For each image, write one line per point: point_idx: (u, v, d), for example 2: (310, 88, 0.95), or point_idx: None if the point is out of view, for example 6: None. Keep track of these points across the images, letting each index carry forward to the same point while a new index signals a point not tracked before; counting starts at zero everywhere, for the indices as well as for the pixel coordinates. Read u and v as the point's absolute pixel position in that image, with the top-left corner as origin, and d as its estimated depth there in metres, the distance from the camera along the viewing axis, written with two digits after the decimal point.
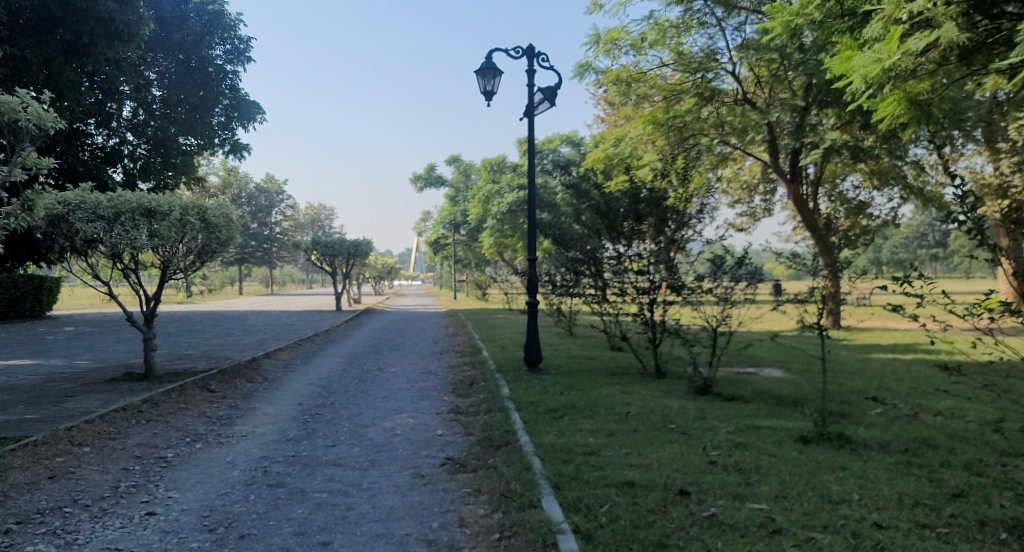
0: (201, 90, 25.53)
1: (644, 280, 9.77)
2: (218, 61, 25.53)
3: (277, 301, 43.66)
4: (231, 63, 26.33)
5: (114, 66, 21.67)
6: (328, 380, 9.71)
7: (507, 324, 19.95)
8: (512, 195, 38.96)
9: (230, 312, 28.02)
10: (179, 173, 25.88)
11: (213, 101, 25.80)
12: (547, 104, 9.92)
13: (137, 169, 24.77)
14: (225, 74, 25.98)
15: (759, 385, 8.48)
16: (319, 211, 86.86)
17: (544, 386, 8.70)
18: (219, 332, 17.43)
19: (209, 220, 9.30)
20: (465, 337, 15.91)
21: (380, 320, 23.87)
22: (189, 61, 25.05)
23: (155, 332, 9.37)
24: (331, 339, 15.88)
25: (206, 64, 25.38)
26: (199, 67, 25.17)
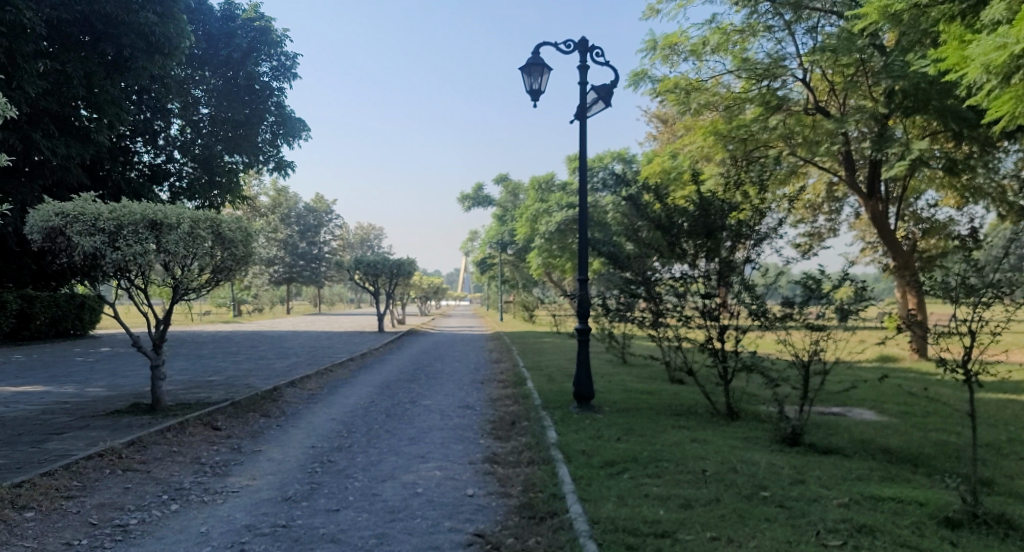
0: (247, 108, 25.02)
1: (711, 306, 8.50)
2: (265, 77, 25.04)
3: (322, 320, 43.22)
4: (277, 80, 25.79)
5: (159, 83, 21.54)
6: (353, 415, 8.65)
7: (555, 350, 18.74)
8: (561, 214, 37.89)
9: (271, 333, 27.47)
10: (223, 192, 25.56)
11: (259, 117, 25.35)
12: (601, 105, 8.77)
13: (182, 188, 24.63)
14: (272, 90, 25.44)
15: (855, 432, 7.08)
16: (367, 230, 87.13)
17: (597, 427, 7.48)
18: (252, 355, 16.65)
19: (223, 234, 8.34)
20: (508, 364, 14.74)
21: (422, 343, 22.96)
22: (236, 78, 24.60)
23: (164, 358, 8.49)
24: (367, 365, 14.90)
25: (252, 81, 24.90)
26: (245, 84, 24.72)
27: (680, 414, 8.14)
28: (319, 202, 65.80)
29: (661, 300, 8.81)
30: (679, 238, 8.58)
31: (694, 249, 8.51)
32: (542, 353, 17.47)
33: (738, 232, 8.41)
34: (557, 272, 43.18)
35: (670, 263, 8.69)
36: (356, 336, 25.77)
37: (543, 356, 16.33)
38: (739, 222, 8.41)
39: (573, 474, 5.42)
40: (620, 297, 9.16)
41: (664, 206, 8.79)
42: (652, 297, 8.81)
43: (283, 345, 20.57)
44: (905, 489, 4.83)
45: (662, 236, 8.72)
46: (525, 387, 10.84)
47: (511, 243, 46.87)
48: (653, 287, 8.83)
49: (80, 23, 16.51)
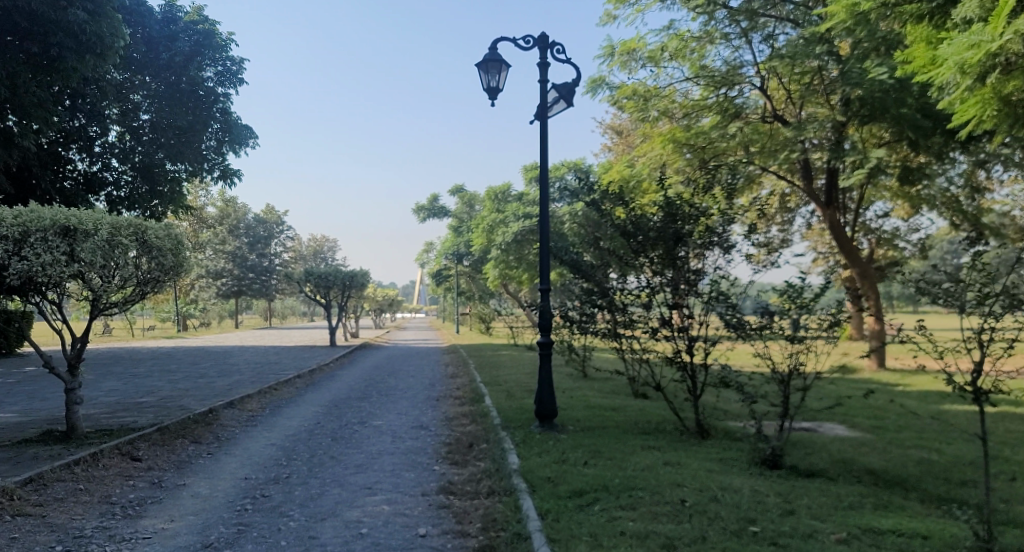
0: (190, 114, 23.84)
1: (678, 317, 8.05)
2: (210, 83, 23.94)
3: (272, 335, 41.83)
4: (222, 85, 24.73)
5: (94, 86, 20.45)
6: (294, 440, 7.92)
7: (512, 363, 18.15)
8: (517, 224, 37.43)
9: (216, 348, 26.29)
10: (165, 202, 24.45)
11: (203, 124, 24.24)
12: (563, 104, 8.27)
13: (121, 197, 23.75)
14: (216, 96, 24.30)
15: (834, 450, 6.66)
16: (319, 242, 85.41)
17: (562, 448, 6.91)
18: (192, 373, 15.66)
19: (147, 241, 7.60)
20: (464, 379, 14.08)
21: (375, 358, 22.14)
22: (179, 83, 23.41)
23: (81, 381, 7.65)
24: (314, 382, 14.10)
25: (196, 86, 23.74)
26: (189, 90, 23.59)
27: (648, 432, 7.65)
28: (269, 213, 64.30)
29: (625, 311, 8.36)
30: (644, 246, 8.09)
31: (660, 256, 8.01)
32: (499, 366, 16.87)
33: (706, 238, 7.95)
34: (514, 283, 42.66)
35: (634, 272, 8.22)
36: (306, 351, 24.78)
37: (501, 370, 15.72)
38: (707, 227, 7.96)
39: (538, 508, 4.83)
40: (581, 308, 8.66)
41: (627, 212, 8.29)
42: (615, 308, 8.41)
43: (228, 361, 19.54)
44: (904, 520, 4.36)
45: (626, 244, 8.24)
46: (483, 404, 10.24)
47: (467, 254, 46.23)
48: (616, 297, 8.40)
49: (2, 19, 14.42)
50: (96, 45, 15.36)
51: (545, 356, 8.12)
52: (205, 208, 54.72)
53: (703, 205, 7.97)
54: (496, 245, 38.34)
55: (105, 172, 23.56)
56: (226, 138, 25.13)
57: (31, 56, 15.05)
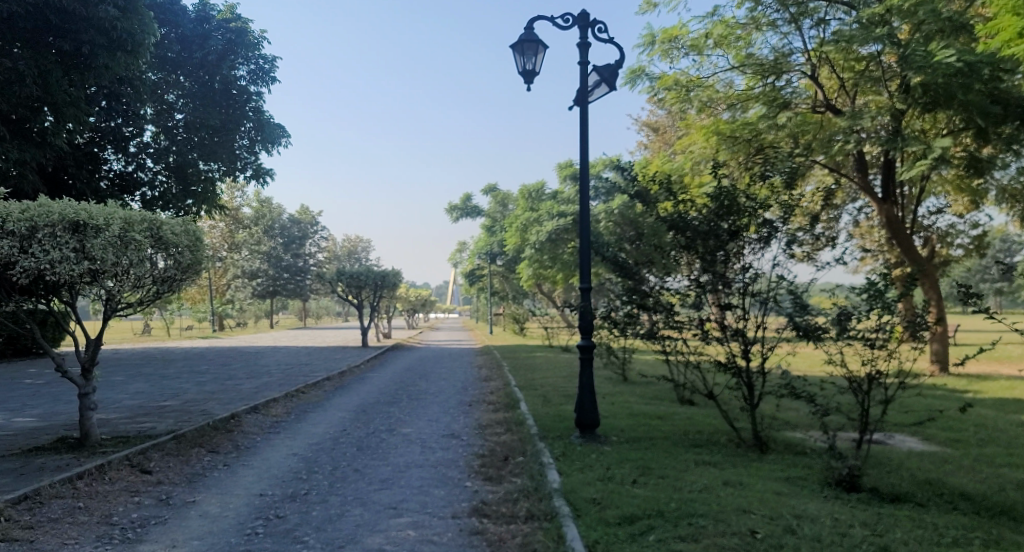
0: (224, 113, 23.79)
1: (730, 318, 7.34)
2: (243, 82, 23.80)
3: (305, 336, 41.81)
4: (255, 83, 24.55)
5: (127, 85, 20.36)
6: (317, 449, 7.41)
7: (548, 366, 17.52)
8: (552, 222, 36.83)
9: (249, 348, 26.13)
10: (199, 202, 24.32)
11: (237, 123, 24.05)
12: (606, 87, 7.62)
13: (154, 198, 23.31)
14: (249, 95, 24.17)
15: (914, 467, 5.93)
16: (354, 242, 85.69)
17: (605, 462, 6.28)
18: (221, 375, 15.34)
19: (163, 238, 7.13)
20: (498, 383, 13.47)
21: (407, 359, 21.69)
22: (212, 82, 23.37)
23: (95, 385, 7.23)
24: (343, 385, 13.65)
25: (229, 85, 23.62)
26: (223, 89, 23.49)
27: (699, 445, 6.98)
28: (303, 214, 64.57)
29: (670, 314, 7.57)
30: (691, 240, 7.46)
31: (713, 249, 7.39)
32: (534, 369, 16.28)
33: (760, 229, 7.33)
34: (549, 283, 42.04)
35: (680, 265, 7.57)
36: (338, 352, 24.47)
37: (538, 373, 15.12)
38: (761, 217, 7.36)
39: (586, 538, 4.22)
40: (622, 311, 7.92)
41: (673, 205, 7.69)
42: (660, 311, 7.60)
43: (259, 362, 19.27)
44: None
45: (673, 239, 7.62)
46: (518, 410, 9.63)
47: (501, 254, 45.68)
48: (657, 300, 7.63)
49: (32, 17, 14.04)
50: (126, 42, 14.84)
51: (585, 361, 7.50)
52: (240, 209, 55.15)
53: (757, 194, 7.31)
54: (531, 244, 37.78)
55: (141, 172, 23.43)
56: (260, 137, 24.90)
57: (63, 54, 14.60)
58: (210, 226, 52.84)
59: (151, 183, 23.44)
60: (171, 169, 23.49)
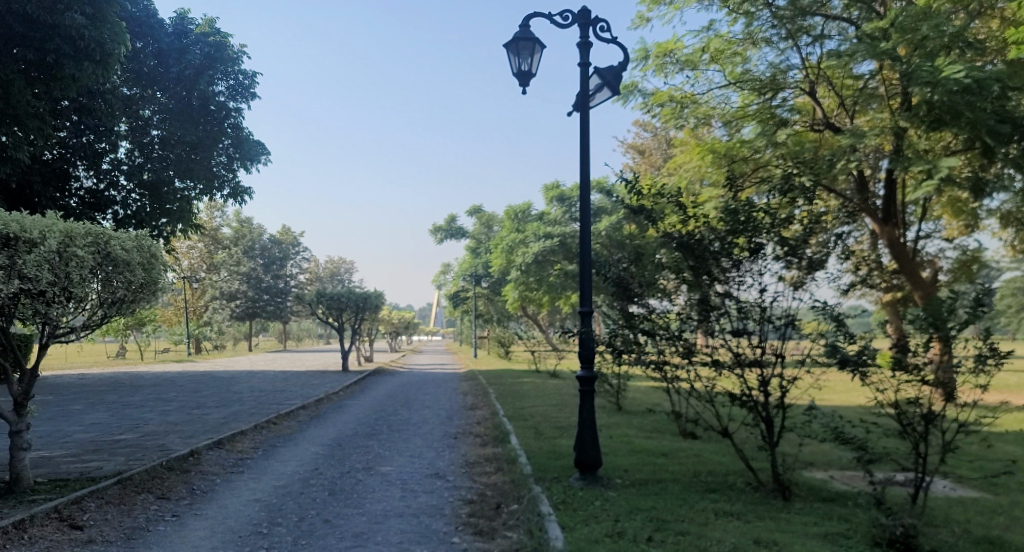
0: (201, 129, 22.93)
1: (742, 346, 6.61)
2: (222, 98, 22.95)
3: (284, 359, 40.72)
4: (235, 99, 23.75)
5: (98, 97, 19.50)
6: (284, 494, 6.56)
7: (536, 393, 16.72)
8: (538, 244, 36.19)
9: (223, 373, 25.12)
10: (174, 220, 23.47)
11: (215, 141, 23.28)
12: (607, 93, 6.97)
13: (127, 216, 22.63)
14: (228, 111, 23.33)
15: (966, 521, 5.18)
16: (336, 264, 84.68)
17: (610, 511, 5.50)
18: (188, 403, 14.40)
19: (109, 254, 6.34)
20: (485, 413, 12.61)
21: (388, 385, 20.80)
22: (190, 98, 22.51)
23: (28, 422, 6.35)
24: (319, 415, 12.78)
25: (208, 101, 22.79)
26: (201, 106, 22.69)
27: (715, 490, 6.21)
28: (285, 234, 63.69)
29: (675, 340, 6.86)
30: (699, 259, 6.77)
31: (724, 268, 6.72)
32: (522, 397, 15.48)
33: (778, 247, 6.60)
34: (534, 306, 41.34)
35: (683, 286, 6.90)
36: (316, 377, 23.53)
37: (527, 402, 14.29)
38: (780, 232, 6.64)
39: None
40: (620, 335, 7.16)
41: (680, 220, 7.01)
42: (664, 336, 6.88)
43: (232, 389, 18.33)
44: None
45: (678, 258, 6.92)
46: (508, 445, 8.81)
47: (486, 276, 44.95)
48: (661, 325, 6.93)
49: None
50: (97, 54, 13.60)
51: (586, 394, 6.74)
52: (220, 229, 54.11)
53: (775, 210, 6.60)
54: (516, 266, 37.13)
55: (113, 190, 22.54)
56: (238, 155, 24.14)
57: (31, 64, 13.56)
58: (188, 247, 51.82)
59: (123, 202, 22.51)
60: (145, 186, 22.59)
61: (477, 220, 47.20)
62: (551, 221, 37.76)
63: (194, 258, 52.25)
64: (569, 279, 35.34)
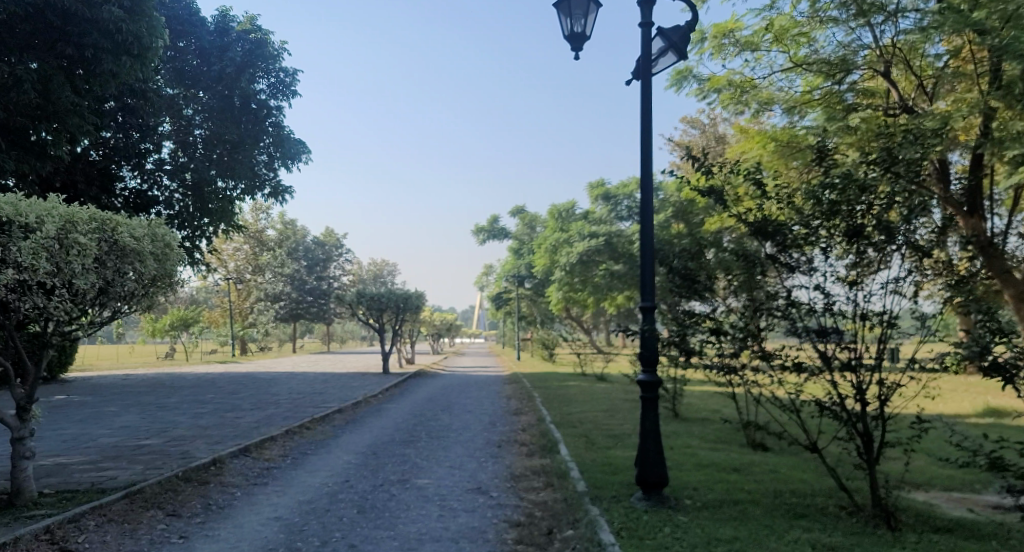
0: (242, 127, 22.59)
1: (834, 348, 5.71)
2: (263, 96, 22.68)
3: (326, 360, 40.59)
4: (276, 98, 23.44)
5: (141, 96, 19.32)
6: (309, 511, 5.86)
7: (585, 398, 15.85)
8: (583, 243, 35.23)
9: (264, 375, 24.80)
10: (216, 220, 23.25)
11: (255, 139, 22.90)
12: (673, 57, 6.09)
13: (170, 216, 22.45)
14: (269, 109, 23.02)
15: None
16: (379, 266, 85.02)
17: (686, 540, 4.66)
18: (223, 405, 13.95)
19: (117, 243, 5.75)
20: (531, 419, 11.80)
21: (429, 387, 20.15)
22: (231, 97, 22.23)
23: (32, 428, 5.77)
24: (356, 419, 12.15)
25: (249, 100, 22.51)
26: (242, 104, 22.41)
27: (805, 515, 5.33)
28: (328, 236, 63.90)
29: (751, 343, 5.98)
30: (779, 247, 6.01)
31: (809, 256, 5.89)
32: (569, 402, 14.64)
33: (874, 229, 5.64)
34: (579, 307, 40.45)
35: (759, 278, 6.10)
36: (357, 378, 23.05)
37: (575, 406, 13.46)
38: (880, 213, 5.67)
39: None
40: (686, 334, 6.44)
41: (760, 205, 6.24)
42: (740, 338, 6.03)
43: (271, 390, 17.94)
44: None
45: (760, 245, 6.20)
46: (558, 456, 7.99)
47: (529, 276, 44.19)
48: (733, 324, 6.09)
49: (30, 17, 12.57)
50: (134, 48, 13.19)
51: (648, 403, 5.89)
52: (265, 231, 54.58)
53: (872, 185, 5.62)
54: (561, 266, 36.34)
55: (156, 191, 22.38)
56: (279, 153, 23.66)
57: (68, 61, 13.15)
58: (234, 249, 52.50)
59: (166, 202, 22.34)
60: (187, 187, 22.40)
61: (520, 220, 46.50)
62: (596, 220, 36.79)
63: (240, 259, 52.94)
64: (615, 279, 34.38)
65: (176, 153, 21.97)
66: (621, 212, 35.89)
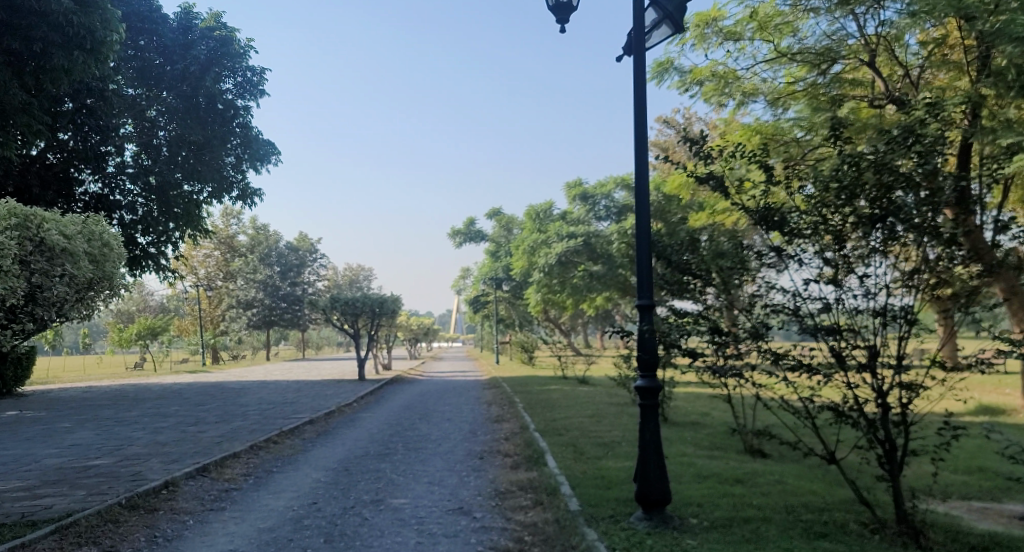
0: (207, 128, 21.73)
1: (851, 349, 5.16)
2: (230, 95, 21.75)
3: (300, 368, 39.62)
4: (243, 97, 22.56)
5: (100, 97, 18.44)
6: (269, 541, 5.21)
7: (569, 401, 15.32)
8: (561, 244, 34.96)
9: (235, 384, 23.94)
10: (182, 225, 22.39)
11: (223, 141, 22.01)
12: (667, 31, 5.54)
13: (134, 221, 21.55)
14: (236, 110, 22.11)
15: None
16: (354, 271, 83.97)
17: None
18: (187, 418, 13.17)
19: (42, 244, 5.12)
20: (515, 427, 11.20)
21: (407, 394, 19.48)
22: (196, 97, 21.23)
23: None
24: (329, 431, 11.48)
25: (214, 100, 21.63)
26: (207, 104, 21.44)
27: (824, 535, 4.80)
28: (302, 241, 62.81)
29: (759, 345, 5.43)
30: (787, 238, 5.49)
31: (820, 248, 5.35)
32: (553, 406, 14.09)
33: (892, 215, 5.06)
34: (558, 309, 39.99)
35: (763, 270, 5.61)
36: (330, 386, 22.31)
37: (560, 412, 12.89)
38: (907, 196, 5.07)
39: None
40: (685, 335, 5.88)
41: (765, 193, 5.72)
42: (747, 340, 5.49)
43: (239, 401, 17.13)
44: None
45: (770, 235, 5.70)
46: (545, 469, 7.41)
47: (506, 279, 43.63)
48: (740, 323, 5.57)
49: None
50: (88, 43, 12.32)
51: (645, 412, 5.32)
52: (236, 236, 53.40)
53: (888, 166, 5.06)
54: (539, 267, 35.93)
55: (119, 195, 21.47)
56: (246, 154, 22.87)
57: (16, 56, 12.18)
58: (204, 255, 51.29)
59: (129, 206, 21.38)
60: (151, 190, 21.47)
61: (496, 223, 45.96)
62: (574, 220, 36.37)
63: (210, 266, 51.72)
64: (594, 281, 33.93)
65: (139, 156, 21.08)
66: (599, 212, 35.72)
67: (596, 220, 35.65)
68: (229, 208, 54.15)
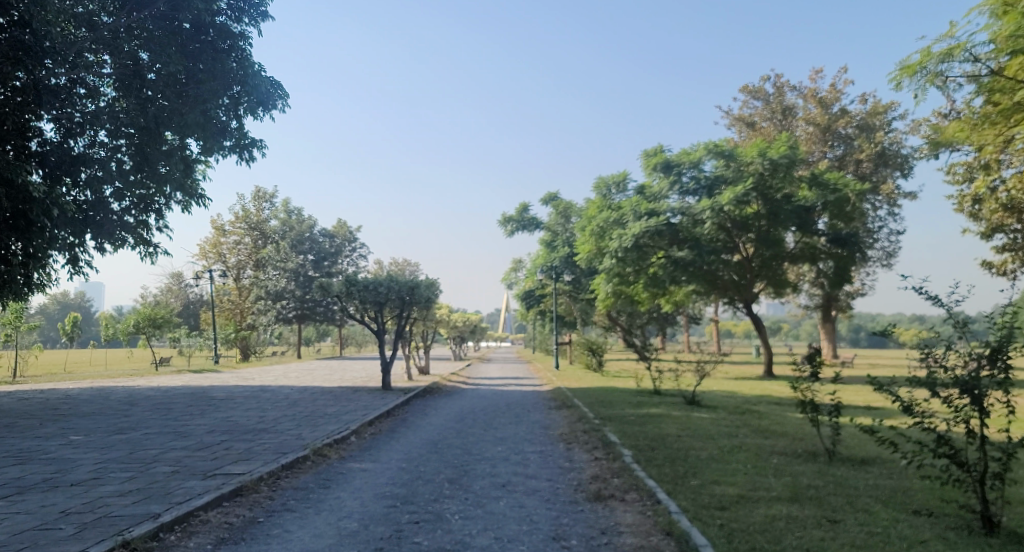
0: (193, 62, 15.13)
1: None
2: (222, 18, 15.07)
3: (325, 368, 34.18)
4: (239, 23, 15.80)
5: None
6: None
7: (709, 446, 9.14)
8: (638, 224, 28.32)
9: (219, 392, 18.19)
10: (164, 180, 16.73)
11: (223, 81, 15.43)
12: None
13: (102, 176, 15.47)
14: (232, 39, 15.42)
15: None
16: (400, 265, 78.38)
17: None
18: (32, 473, 7.25)
19: None
20: (655, 538, 5.14)
21: (439, 417, 13.38)
22: (178, 20, 14.74)
23: None
24: (263, 530, 5.42)
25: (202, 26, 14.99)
26: (193, 32, 15.00)
27: None
28: (339, 228, 57.37)
29: None
30: None
31: None
32: (694, 462, 7.87)
33: None
34: (628, 304, 33.71)
35: None
36: (339, 399, 16.45)
37: (718, 485, 6.67)
38: None
39: None
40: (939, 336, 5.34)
41: None
42: None
43: (185, 427, 11.28)
44: None
45: None
46: None
47: (567, 269, 37.41)
48: None
49: None
50: None
51: None
52: (268, 222, 48.91)
53: None
54: (610, 252, 29.34)
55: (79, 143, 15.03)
56: (246, 96, 16.01)
57: None
58: (232, 243, 48.17)
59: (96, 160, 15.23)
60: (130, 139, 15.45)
61: (554, 209, 39.73)
62: (652, 196, 29.85)
63: (241, 254, 48.67)
64: (678, 270, 28.41)
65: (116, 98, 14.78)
66: (684, 185, 28.94)
67: (678, 195, 28.94)
68: (261, 191, 49.56)
